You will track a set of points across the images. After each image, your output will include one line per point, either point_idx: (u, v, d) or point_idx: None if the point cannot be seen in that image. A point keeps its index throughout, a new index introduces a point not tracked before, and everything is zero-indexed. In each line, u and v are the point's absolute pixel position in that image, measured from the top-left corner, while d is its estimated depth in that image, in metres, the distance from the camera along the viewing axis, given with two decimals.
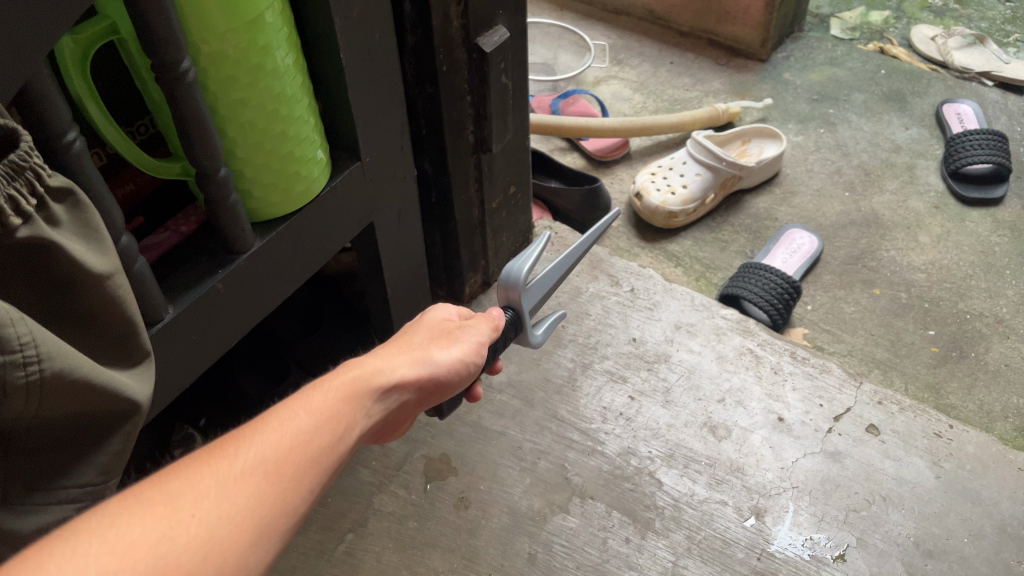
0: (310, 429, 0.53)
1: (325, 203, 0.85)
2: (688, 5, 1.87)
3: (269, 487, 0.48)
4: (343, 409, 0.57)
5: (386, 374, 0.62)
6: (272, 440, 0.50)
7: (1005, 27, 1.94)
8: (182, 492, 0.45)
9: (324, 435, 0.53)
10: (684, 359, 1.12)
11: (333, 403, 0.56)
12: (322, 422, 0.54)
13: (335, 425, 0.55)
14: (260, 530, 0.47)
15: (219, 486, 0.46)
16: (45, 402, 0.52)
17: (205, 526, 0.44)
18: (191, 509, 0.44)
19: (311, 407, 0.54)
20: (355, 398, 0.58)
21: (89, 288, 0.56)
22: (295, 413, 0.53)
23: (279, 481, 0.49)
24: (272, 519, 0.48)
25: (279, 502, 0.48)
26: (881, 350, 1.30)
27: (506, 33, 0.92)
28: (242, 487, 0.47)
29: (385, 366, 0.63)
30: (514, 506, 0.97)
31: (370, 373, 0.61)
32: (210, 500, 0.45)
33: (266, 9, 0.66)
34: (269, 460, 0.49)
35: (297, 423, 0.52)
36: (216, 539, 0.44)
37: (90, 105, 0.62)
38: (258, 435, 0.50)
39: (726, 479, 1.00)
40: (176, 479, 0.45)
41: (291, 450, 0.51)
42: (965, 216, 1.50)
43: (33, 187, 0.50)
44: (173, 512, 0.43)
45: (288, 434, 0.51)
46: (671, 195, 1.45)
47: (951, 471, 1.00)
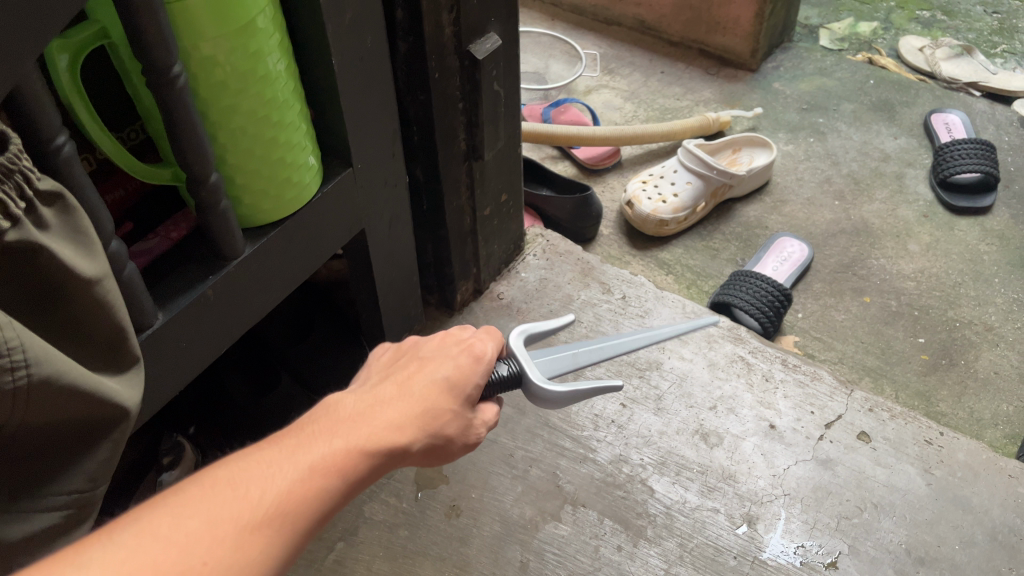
0: (330, 483, 0.53)
1: (316, 210, 0.85)
2: (679, 15, 1.89)
3: (280, 539, 0.49)
4: (367, 463, 0.55)
5: (416, 429, 0.59)
6: (291, 489, 0.50)
7: (992, 38, 1.95)
8: (197, 536, 0.46)
9: (342, 488, 0.53)
10: (676, 366, 1.12)
11: (360, 455, 0.55)
12: (344, 474, 0.54)
13: (353, 477, 0.54)
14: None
15: (233, 536, 0.47)
16: (32, 407, 0.52)
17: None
18: (203, 558, 0.45)
19: (338, 453, 0.54)
20: (382, 450, 0.56)
21: (76, 292, 0.56)
22: (320, 463, 0.53)
23: (289, 534, 0.50)
24: (275, 570, 0.49)
25: (285, 553, 0.49)
26: (871, 358, 1.30)
27: (497, 40, 0.93)
28: (254, 539, 0.48)
29: (419, 416, 0.60)
30: (505, 514, 0.97)
31: (400, 424, 0.59)
32: (222, 552, 0.46)
33: (258, 14, 0.66)
34: (285, 512, 0.50)
35: (321, 472, 0.52)
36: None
37: (80, 110, 0.61)
38: (282, 482, 0.50)
39: (718, 486, 1.00)
40: (195, 522, 0.46)
41: (308, 502, 0.51)
42: (953, 225, 1.51)
43: (21, 190, 0.50)
44: (184, 559, 0.45)
45: (310, 488, 0.51)
46: (662, 203, 1.46)
47: (942, 478, 1.01)
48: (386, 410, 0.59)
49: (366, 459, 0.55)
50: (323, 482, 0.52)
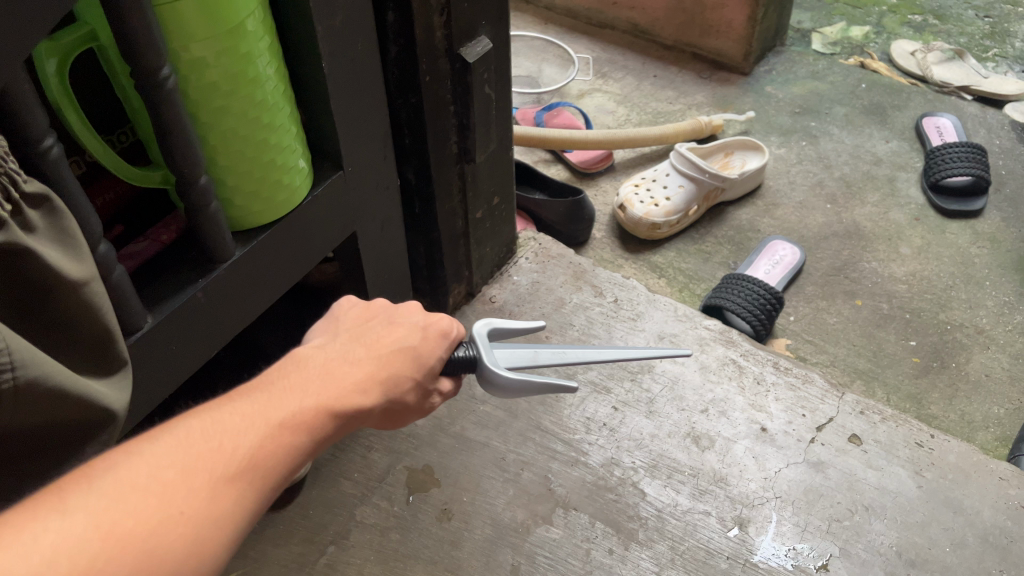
0: (301, 437, 0.52)
1: (307, 212, 0.85)
2: (672, 19, 1.89)
3: (253, 492, 0.49)
4: (333, 420, 0.55)
5: (378, 391, 0.60)
6: (264, 441, 0.50)
7: (983, 42, 1.96)
8: (175, 486, 0.45)
9: (311, 443, 0.53)
10: (667, 369, 1.12)
11: (328, 412, 0.55)
12: (313, 430, 0.53)
13: (321, 434, 0.54)
14: (236, 533, 0.47)
15: (209, 487, 0.46)
16: (18, 410, 0.52)
17: (191, 527, 0.45)
18: (182, 507, 0.45)
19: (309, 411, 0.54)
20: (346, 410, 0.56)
21: (63, 294, 0.56)
22: (292, 418, 0.52)
23: (262, 485, 0.49)
24: (248, 521, 0.48)
25: (257, 506, 0.49)
26: (863, 361, 1.31)
27: (488, 43, 0.93)
28: (229, 491, 0.47)
29: (381, 379, 0.60)
30: (497, 517, 0.97)
31: (363, 386, 0.59)
32: (199, 500, 0.45)
33: (247, 17, 0.66)
34: (258, 465, 0.49)
35: (292, 430, 0.52)
36: (200, 541, 0.45)
37: (68, 111, 0.61)
38: (255, 435, 0.50)
39: (709, 489, 1.00)
40: (174, 471, 0.45)
41: (281, 456, 0.51)
42: (945, 228, 1.52)
43: (8, 192, 0.50)
44: (163, 508, 0.44)
45: (281, 441, 0.51)
46: (654, 207, 1.46)
47: (933, 480, 1.01)
48: (351, 370, 0.59)
49: (332, 418, 0.55)
50: (293, 435, 0.52)
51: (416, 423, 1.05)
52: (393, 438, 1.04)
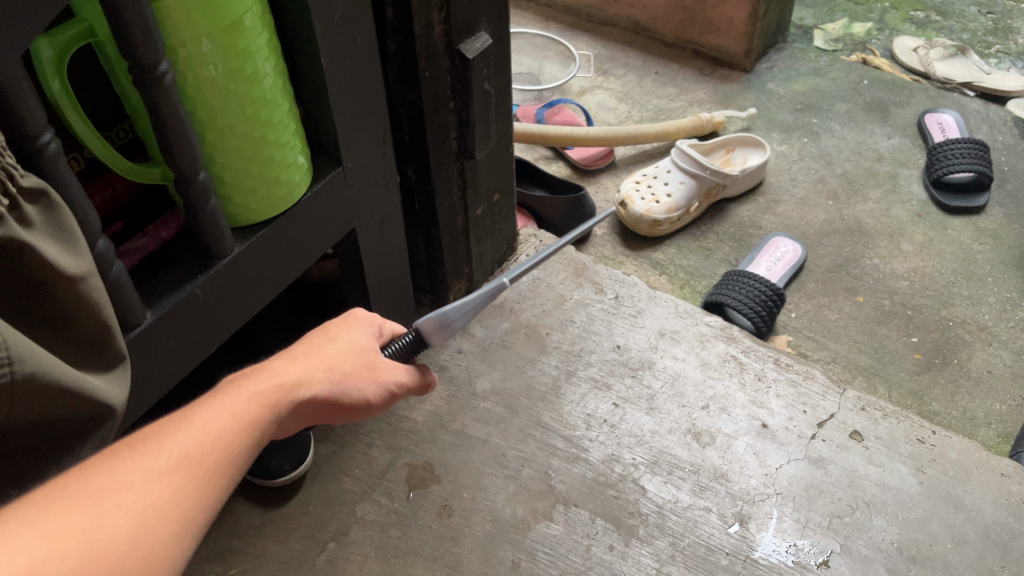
0: (235, 427, 0.53)
1: (306, 208, 0.85)
2: (673, 16, 1.89)
3: (194, 481, 0.49)
4: (265, 411, 0.56)
5: (309, 383, 0.61)
6: (198, 434, 0.51)
7: (986, 38, 1.96)
8: (106, 484, 0.45)
9: (247, 435, 0.54)
10: (668, 365, 1.12)
11: (257, 406, 0.56)
12: (246, 420, 0.54)
13: (257, 425, 0.55)
14: (183, 522, 0.47)
15: (143, 480, 0.47)
16: (15, 404, 0.52)
17: (130, 518, 0.45)
18: (117, 500, 0.45)
19: (237, 405, 0.54)
20: (277, 402, 0.57)
21: (60, 289, 0.56)
22: (221, 412, 0.53)
23: (204, 474, 0.50)
24: (195, 511, 0.48)
25: (203, 495, 0.49)
26: (864, 357, 1.30)
27: (487, 39, 0.93)
28: (166, 481, 0.47)
29: (310, 373, 0.61)
30: (497, 513, 0.97)
31: (292, 378, 0.60)
32: (134, 493, 0.46)
33: (245, 12, 0.66)
34: (194, 455, 0.50)
35: (223, 420, 0.53)
36: (141, 531, 0.45)
37: (66, 108, 0.62)
38: (183, 431, 0.50)
39: (710, 486, 1.00)
40: (105, 471, 0.46)
41: (217, 445, 0.51)
42: (947, 224, 1.51)
43: (5, 186, 0.50)
44: (98, 504, 0.44)
45: (213, 431, 0.52)
46: (655, 204, 1.46)
47: (934, 477, 1.00)
48: (274, 368, 0.60)
49: (263, 410, 0.56)
50: (225, 424, 0.53)
51: (416, 420, 1.05)
52: (394, 434, 1.04)
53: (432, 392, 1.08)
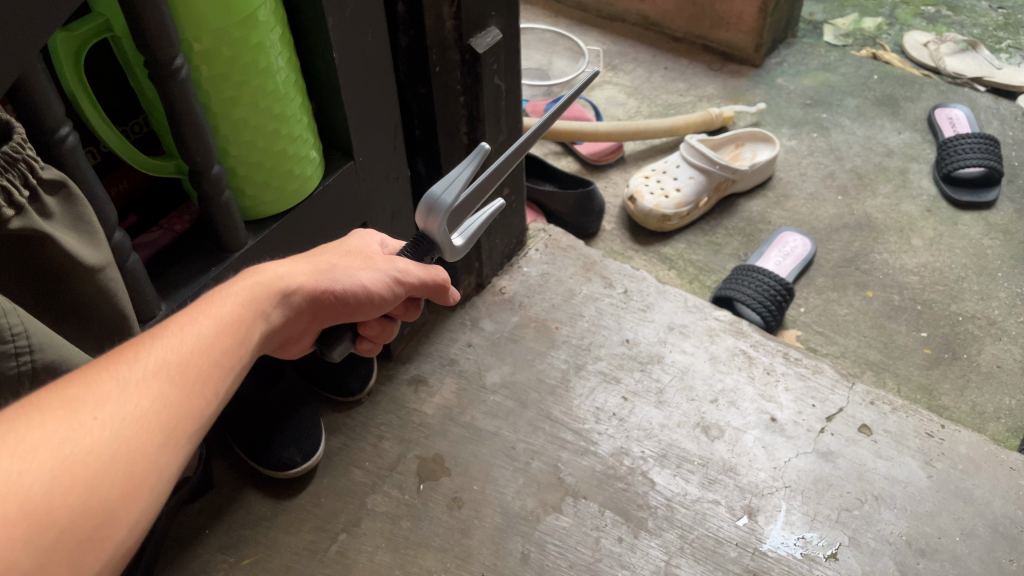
0: (211, 335, 0.52)
1: (318, 201, 0.86)
2: (682, 11, 1.89)
3: (174, 389, 0.48)
4: (244, 317, 0.56)
5: (291, 282, 0.61)
6: (173, 343, 0.50)
7: (997, 33, 1.95)
8: (81, 397, 0.44)
9: (225, 341, 0.53)
10: (677, 359, 1.12)
11: (233, 311, 0.55)
12: (222, 326, 0.53)
13: (235, 331, 0.54)
14: (167, 429, 0.46)
15: (119, 391, 0.45)
16: (37, 392, 0.54)
17: (109, 427, 0.44)
18: (93, 412, 0.44)
19: (210, 314, 0.53)
20: (256, 304, 0.57)
21: (80, 279, 0.57)
22: (194, 320, 0.52)
23: (184, 382, 0.49)
24: (179, 418, 0.47)
25: (186, 403, 0.48)
26: (873, 352, 1.30)
27: (498, 34, 0.93)
28: (145, 390, 0.46)
29: (291, 273, 0.62)
30: (507, 505, 0.97)
31: (272, 280, 0.60)
32: (112, 402, 0.45)
33: (259, 7, 0.67)
34: (172, 363, 0.48)
35: (197, 329, 0.52)
36: (123, 440, 0.44)
37: (84, 102, 0.62)
38: (156, 341, 0.49)
39: (719, 479, 1.00)
40: (76, 384, 0.44)
41: (194, 353, 0.50)
42: (957, 219, 1.51)
43: (25, 178, 0.50)
44: (75, 416, 0.43)
45: (187, 338, 0.51)
46: (664, 198, 1.46)
47: (943, 471, 1.01)
48: (246, 275, 0.60)
49: (241, 314, 0.55)
50: (198, 330, 0.52)
51: (426, 413, 1.06)
52: (404, 427, 1.05)
53: (442, 386, 1.09)
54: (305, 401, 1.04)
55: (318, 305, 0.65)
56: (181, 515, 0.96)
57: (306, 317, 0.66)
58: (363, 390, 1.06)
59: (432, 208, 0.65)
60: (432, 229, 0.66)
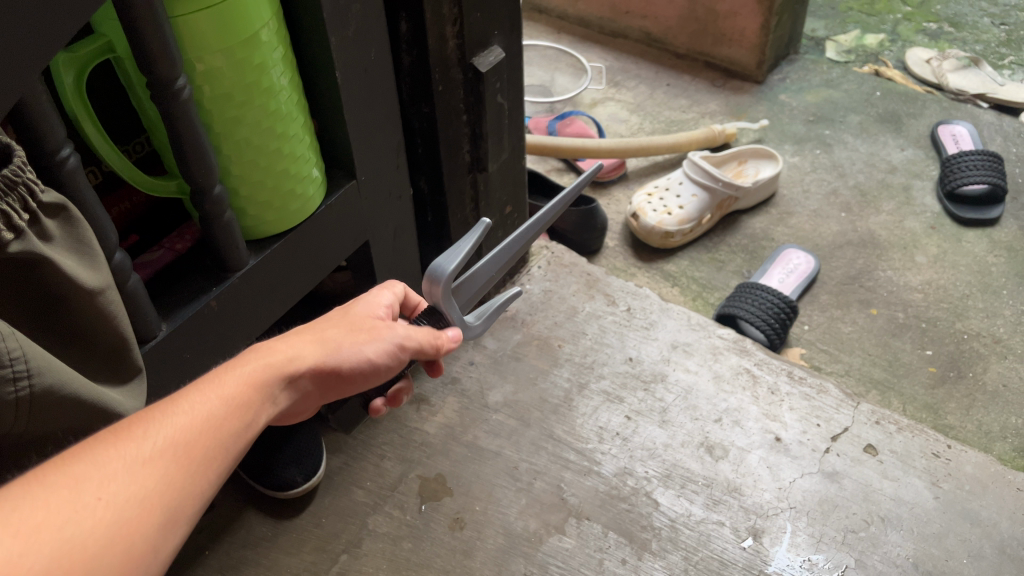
0: (221, 414, 0.51)
1: (319, 221, 0.85)
2: (685, 28, 1.90)
3: (179, 470, 0.47)
4: (255, 396, 0.54)
5: (299, 366, 0.59)
6: (183, 421, 0.48)
7: (1000, 49, 1.95)
8: (86, 474, 0.43)
9: (234, 421, 0.52)
10: (681, 378, 1.12)
11: (244, 388, 0.54)
12: (233, 407, 0.52)
13: (245, 411, 0.53)
14: (168, 513, 0.45)
15: (125, 470, 0.44)
16: (33, 416, 0.53)
17: (111, 511, 0.43)
18: (97, 491, 0.43)
19: (223, 391, 0.52)
20: (265, 386, 0.56)
21: (79, 301, 0.57)
22: (207, 397, 0.51)
23: (190, 465, 0.47)
24: (181, 502, 0.47)
25: (188, 485, 0.47)
26: (878, 370, 1.30)
27: (500, 53, 0.93)
28: (151, 470, 0.45)
29: (301, 355, 0.60)
30: (510, 526, 0.96)
31: (281, 362, 0.58)
32: (116, 486, 0.44)
33: (261, 28, 0.67)
34: (180, 443, 0.47)
35: (209, 406, 0.51)
36: (124, 524, 0.43)
37: (86, 124, 0.62)
38: (168, 421, 0.48)
39: (723, 499, 0.99)
40: (83, 460, 0.43)
41: (203, 433, 0.49)
42: (961, 236, 1.51)
43: (25, 202, 0.50)
44: (77, 497, 0.42)
45: (199, 419, 0.49)
46: (667, 215, 1.46)
47: (950, 491, 1.00)
48: (256, 351, 0.58)
49: (252, 394, 0.54)
50: (210, 410, 0.50)
51: (428, 432, 1.05)
52: (406, 446, 1.04)
53: (444, 404, 1.08)
54: (307, 420, 1.03)
55: (322, 381, 0.63)
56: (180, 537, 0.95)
57: (308, 394, 0.63)
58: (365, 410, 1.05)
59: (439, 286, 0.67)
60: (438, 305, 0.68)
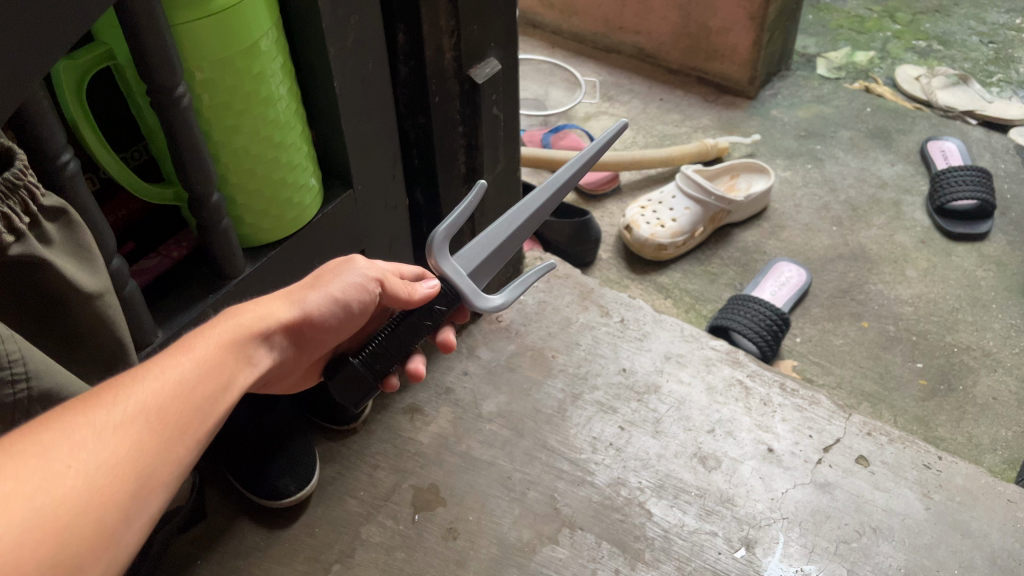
0: (192, 378, 0.52)
1: (316, 230, 0.86)
2: (678, 44, 1.92)
3: (152, 435, 0.47)
4: (225, 360, 0.56)
5: (268, 323, 0.62)
6: (153, 387, 0.49)
7: (988, 67, 1.98)
8: (57, 440, 0.43)
9: (206, 386, 0.52)
10: (673, 390, 1.12)
11: (213, 355, 0.55)
12: (202, 371, 0.53)
13: (217, 374, 0.54)
14: (142, 476, 0.46)
15: (97, 435, 0.45)
16: (31, 419, 0.54)
17: (84, 476, 0.43)
18: (68, 458, 0.43)
19: (191, 357, 0.53)
20: (236, 348, 0.58)
21: (78, 304, 0.57)
22: (176, 364, 0.52)
23: (163, 427, 0.48)
24: (155, 465, 0.47)
25: (162, 450, 0.48)
26: (869, 383, 1.30)
27: (497, 65, 0.93)
28: (123, 434, 0.46)
29: (269, 313, 0.63)
30: (503, 536, 0.96)
31: (251, 321, 0.61)
32: (88, 449, 0.44)
33: (262, 36, 0.67)
34: (152, 409, 0.48)
35: (179, 372, 0.51)
36: (97, 489, 0.43)
37: (85, 129, 0.63)
38: (136, 383, 0.48)
39: (716, 510, 0.99)
40: (53, 428, 0.43)
41: (175, 398, 0.50)
42: (951, 251, 1.52)
43: (26, 206, 0.51)
44: (49, 463, 0.42)
45: (167, 381, 0.50)
46: (660, 228, 1.47)
47: (941, 503, 1.00)
48: (220, 318, 0.59)
49: (221, 357, 0.55)
50: (178, 370, 0.51)
51: (422, 442, 1.05)
52: (400, 456, 1.04)
53: (437, 415, 1.09)
54: (301, 430, 1.03)
55: (295, 332, 0.67)
56: (172, 546, 0.95)
57: (286, 350, 0.67)
58: (357, 419, 1.06)
59: (438, 252, 0.68)
60: (443, 273, 0.69)
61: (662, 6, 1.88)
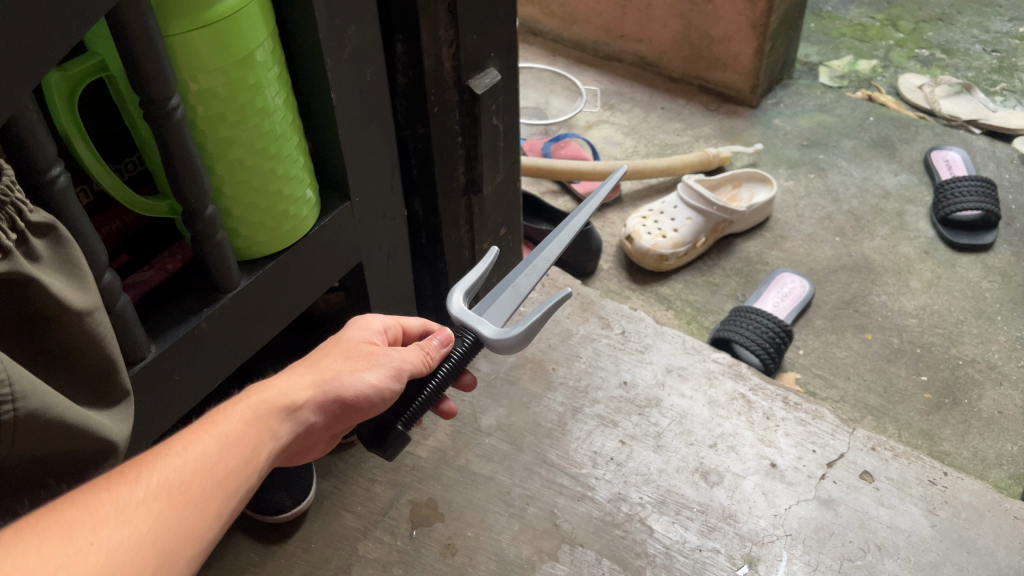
0: (215, 454, 0.54)
1: (313, 242, 0.84)
2: (679, 52, 1.91)
3: (173, 512, 0.50)
4: (252, 432, 0.58)
5: (295, 396, 0.63)
6: (174, 464, 0.52)
7: (991, 76, 1.97)
8: (79, 518, 0.46)
9: (230, 460, 0.55)
10: (675, 403, 1.11)
11: (239, 427, 0.57)
12: (227, 446, 0.55)
13: (242, 447, 0.56)
14: (164, 554, 0.48)
15: (119, 514, 0.47)
16: (17, 439, 0.52)
17: (105, 556, 0.45)
18: (90, 536, 0.46)
19: (217, 431, 0.56)
20: (263, 420, 0.59)
21: (65, 322, 0.56)
22: (202, 439, 0.54)
23: (185, 503, 0.51)
24: (179, 542, 0.49)
25: (185, 525, 0.50)
26: (873, 396, 1.29)
27: (496, 75, 0.92)
28: (145, 512, 0.48)
29: (294, 388, 0.63)
30: (501, 552, 0.95)
31: (277, 396, 0.61)
32: (109, 530, 0.46)
33: (257, 47, 0.66)
34: (175, 484, 0.51)
35: (202, 449, 0.54)
36: (120, 567, 0.46)
37: (78, 142, 0.61)
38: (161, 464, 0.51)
39: (718, 526, 0.98)
40: (77, 505, 0.46)
41: (196, 474, 0.52)
42: (955, 261, 1.51)
43: (13, 221, 0.51)
44: (70, 542, 0.45)
45: (191, 458, 0.53)
46: (662, 238, 1.46)
47: (947, 519, 0.98)
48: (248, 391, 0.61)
49: (248, 431, 0.57)
50: (201, 449, 0.54)
51: (420, 456, 1.04)
52: (398, 470, 1.03)
53: (436, 428, 1.07)
54: None
55: (327, 411, 0.66)
56: None
57: (319, 426, 0.66)
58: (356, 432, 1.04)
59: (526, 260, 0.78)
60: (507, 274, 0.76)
61: (663, 14, 1.87)
